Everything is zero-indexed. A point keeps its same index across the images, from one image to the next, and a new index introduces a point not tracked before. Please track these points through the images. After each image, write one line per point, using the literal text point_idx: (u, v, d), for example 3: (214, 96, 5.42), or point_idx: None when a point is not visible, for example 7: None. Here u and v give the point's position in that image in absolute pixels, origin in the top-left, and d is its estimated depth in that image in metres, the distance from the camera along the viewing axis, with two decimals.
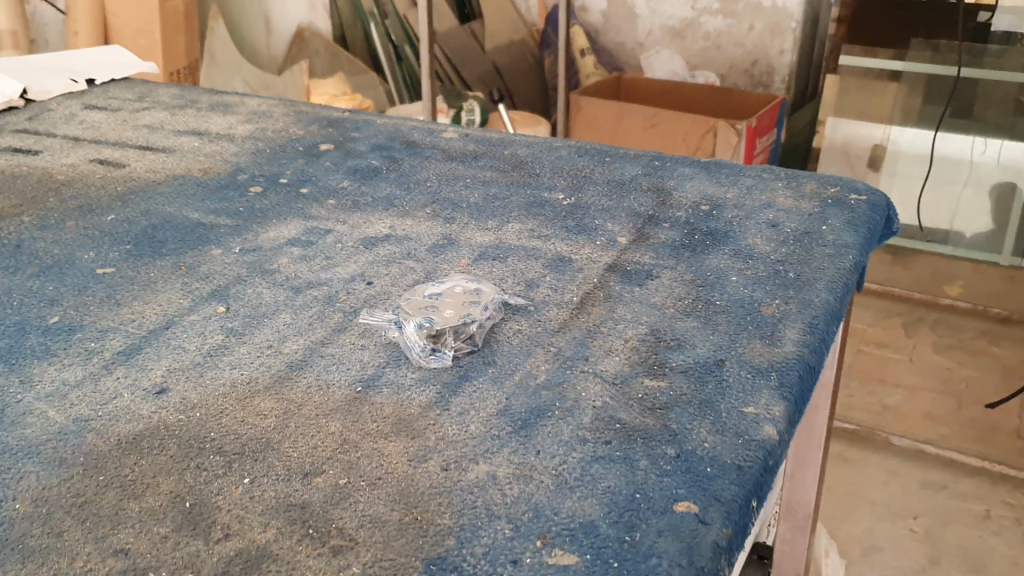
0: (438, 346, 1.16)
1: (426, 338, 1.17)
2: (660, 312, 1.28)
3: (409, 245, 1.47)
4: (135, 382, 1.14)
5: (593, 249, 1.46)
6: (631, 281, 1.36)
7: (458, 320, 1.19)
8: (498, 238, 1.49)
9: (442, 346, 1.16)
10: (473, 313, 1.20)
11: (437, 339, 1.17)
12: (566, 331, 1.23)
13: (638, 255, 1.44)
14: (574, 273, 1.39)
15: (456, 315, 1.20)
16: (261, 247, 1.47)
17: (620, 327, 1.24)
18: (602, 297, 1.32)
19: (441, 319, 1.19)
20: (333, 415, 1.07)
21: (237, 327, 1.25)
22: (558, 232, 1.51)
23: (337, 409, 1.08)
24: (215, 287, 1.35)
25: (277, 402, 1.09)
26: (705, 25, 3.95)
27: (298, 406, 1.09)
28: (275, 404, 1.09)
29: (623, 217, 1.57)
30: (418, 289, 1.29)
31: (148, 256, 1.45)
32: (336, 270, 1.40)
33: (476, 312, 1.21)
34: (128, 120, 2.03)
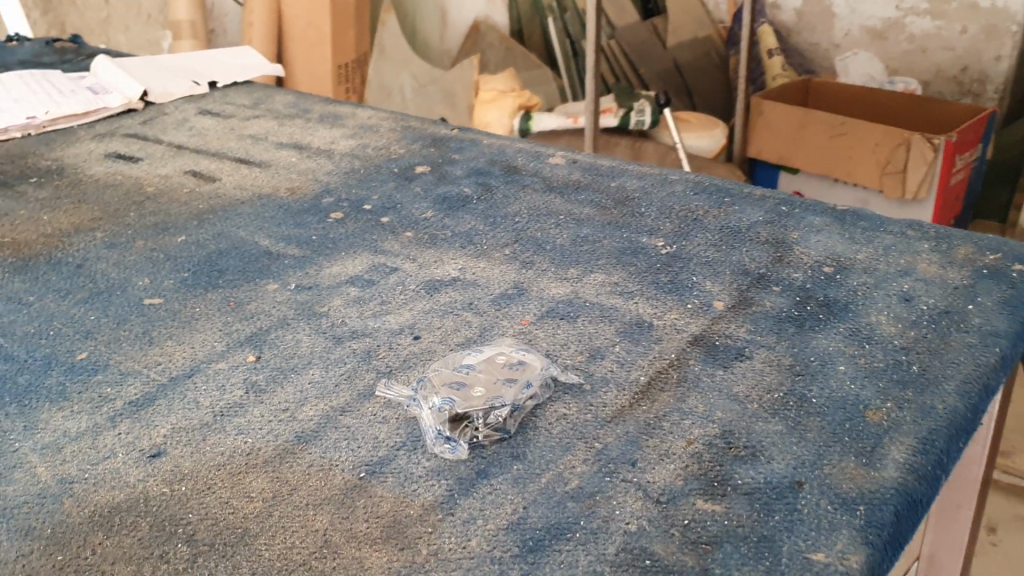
0: (456, 433, 1.00)
1: (447, 422, 1.01)
2: (739, 406, 1.07)
3: (475, 294, 1.32)
4: (134, 442, 1.04)
5: (680, 314, 1.27)
6: (714, 361, 1.16)
7: (486, 402, 1.03)
8: (576, 292, 1.33)
9: (459, 434, 1.00)
10: (504, 395, 1.04)
11: (458, 424, 1.01)
12: (619, 423, 1.04)
13: (733, 325, 1.23)
14: (651, 344, 1.20)
15: (484, 395, 1.03)
16: (320, 284, 1.36)
17: (685, 423, 1.05)
18: (674, 380, 1.12)
19: (466, 399, 1.03)
20: (324, 508, 0.93)
21: (260, 382, 1.13)
22: (645, 290, 1.33)
23: (331, 501, 0.94)
24: (255, 329, 1.25)
25: (269, 483, 0.97)
26: (911, 26, 3.55)
27: (290, 490, 0.96)
28: (267, 484, 0.96)
29: (727, 274, 1.36)
30: (452, 356, 1.13)
31: (201, 287, 1.36)
32: (386, 318, 1.27)
33: (508, 393, 1.04)
34: (236, 128, 1.99)
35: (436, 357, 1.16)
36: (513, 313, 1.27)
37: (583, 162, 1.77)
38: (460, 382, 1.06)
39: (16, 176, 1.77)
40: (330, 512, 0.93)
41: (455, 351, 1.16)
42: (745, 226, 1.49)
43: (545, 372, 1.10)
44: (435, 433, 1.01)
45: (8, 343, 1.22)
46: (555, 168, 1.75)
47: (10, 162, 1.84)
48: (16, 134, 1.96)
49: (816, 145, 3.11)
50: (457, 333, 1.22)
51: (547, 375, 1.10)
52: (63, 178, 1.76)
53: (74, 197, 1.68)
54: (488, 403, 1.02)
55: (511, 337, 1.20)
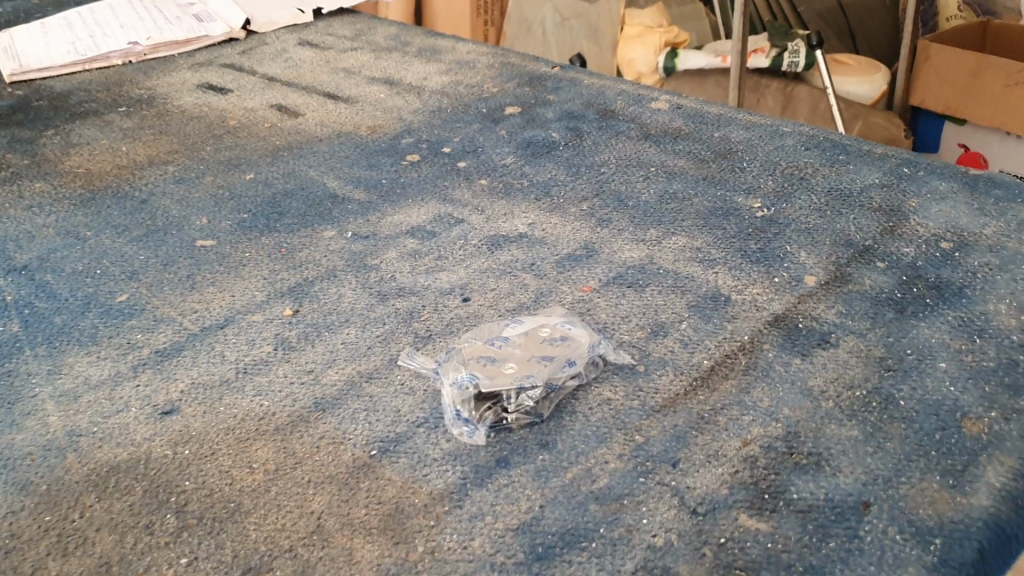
0: (477, 416, 0.91)
1: (470, 402, 0.92)
2: (812, 404, 0.93)
3: (538, 256, 1.22)
4: (151, 394, 1.00)
5: (763, 288, 1.12)
6: (791, 348, 1.01)
7: (516, 381, 0.92)
8: (650, 257, 1.19)
9: (479, 418, 0.91)
10: (535, 376, 0.93)
11: (480, 406, 0.92)
12: (667, 415, 0.92)
13: (822, 305, 1.08)
14: (723, 322, 1.06)
15: (516, 375, 0.93)
16: (379, 233, 1.30)
17: (743, 419, 0.91)
18: (740, 367, 0.99)
19: (493, 378, 0.93)
20: (327, 485, 0.85)
21: (290, 340, 1.07)
22: (729, 257, 1.18)
23: (336, 479, 0.86)
24: (298, 280, 1.19)
25: (276, 455, 0.90)
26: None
27: (295, 466, 0.88)
28: (274, 456, 0.90)
29: (827, 244, 1.20)
30: (490, 328, 1.03)
31: (255, 232, 1.31)
32: (438, 275, 1.19)
33: (540, 374, 0.94)
34: (331, 61, 1.93)
35: (476, 325, 1.07)
36: (576, 276, 1.17)
37: (688, 109, 1.61)
38: (490, 358, 0.96)
39: (107, 105, 1.76)
40: (333, 490, 0.85)
41: (496, 321, 1.07)
42: (858, 190, 1.31)
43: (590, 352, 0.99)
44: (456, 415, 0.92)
45: (55, 280, 1.20)
46: (656, 114, 1.60)
47: (105, 90, 1.84)
48: (118, 61, 1.97)
49: (990, 92, 2.57)
50: (497, 292, 1.14)
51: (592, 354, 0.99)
52: (151, 108, 1.74)
53: (157, 128, 1.65)
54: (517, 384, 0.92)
55: (563, 309, 1.09)
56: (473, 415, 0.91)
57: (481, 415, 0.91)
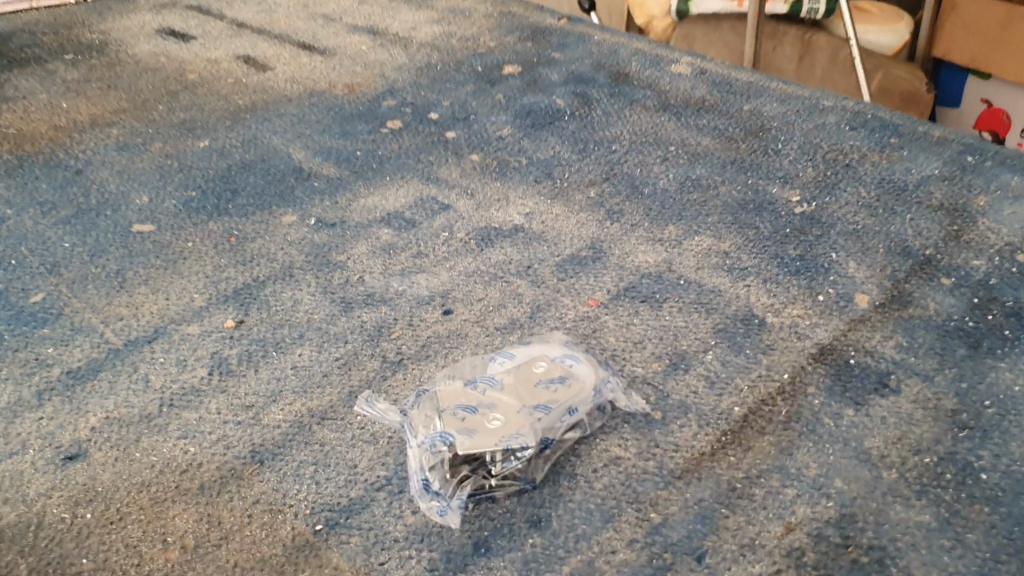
0: (447, 487, 0.72)
1: (441, 467, 0.72)
2: (871, 474, 0.74)
3: (535, 257, 1.03)
4: (55, 432, 0.82)
5: (806, 308, 0.92)
6: (842, 392, 0.82)
7: (501, 441, 0.72)
8: (669, 262, 1.00)
9: (450, 489, 0.72)
10: (525, 435, 0.73)
11: (455, 473, 0.72)
12: (689, 485, 0.74)
13: (878, 335, 0.89)
14: (758, 351, 0.87)
15: (501, 431, 0.73)
16: (348, 220, 1.10)
17: (784, 494, 0.73)
18: (779, 417, 0.80)
19: (471, 434, 0.72)
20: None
21: (230, 362, 0.89)
22: (763, 265, 0.99)
23: (266, 565, 0.70)
24: (248, 281, 1.00)
25: (196, 525, 0.73)
26: None
27: (218, 543, 0.72)
28: (194, 527, 0.73)
29: (881, 251, 1.00)
30: (475, 362, 0.83)
31: (203, 216, 1.11)
32: (416, 277, 1.00)
33: (531, 432, 0.73)
34: (310, 5, 1.71)
35: (455, 363, 0.86)
36: (579, 285, 0.97)
37: (713, 75, 1.40)
38: (470, 405, 0.75)
39: (53, 51, 1.55)
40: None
41: (481, 348, 0.88)
42: (915, 183, 1.11)
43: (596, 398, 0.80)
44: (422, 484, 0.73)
45: None
46: (676, 80, 1.39)
47: (52, 33, 1.62)
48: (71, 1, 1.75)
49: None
50: (484, 305, 0.95)
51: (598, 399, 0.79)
52: (101, 56, 1.53)
53: (105, 81, 1.44)
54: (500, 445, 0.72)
55: (565, 335, 0.89)
56: (444, 484, 0.72)
57: (453, 485, 0.72)
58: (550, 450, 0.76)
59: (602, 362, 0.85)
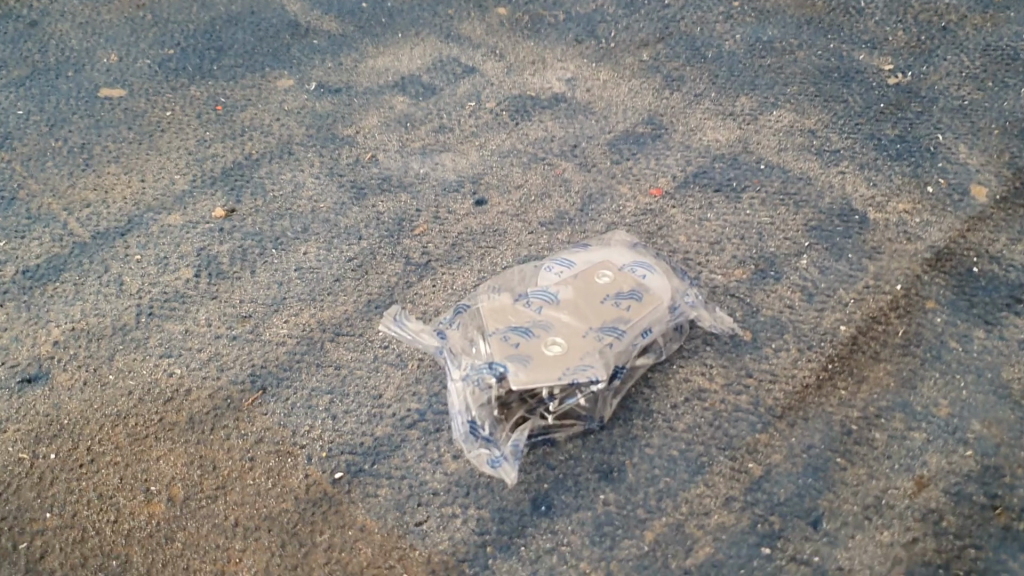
0: (496, 428, 0.57)
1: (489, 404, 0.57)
2: (1014, 414, 0.61)
3: (582, 133, 0.86)
4: (9, 346, 0.67)
5: (913, 203, 0.77)
6: (968, 309, 0.68)
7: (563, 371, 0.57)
8: (742, 144, 0.84)
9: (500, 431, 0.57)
10: (593, 364, 0.58)
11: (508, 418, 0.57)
12: (794, 427, 0.60)
13: (1003, 237, 0.74)
14: (861, 257, 0.72)
15: (563, 360, 0.58)
16: (355, 85, 0.93)
17: (911, 440, 0.59)
18: (894, 340, 0.66)
19: (527, 362, 0.57)
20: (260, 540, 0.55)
21: (221, 262, 0.73)
22: (857, 147, 0.83)
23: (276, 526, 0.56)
24: (239, 160, 0.84)
25: (186, 470, 0.59)
26: None
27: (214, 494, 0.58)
28: (183, 473, 0.59)
29: (994, 132, 0.84)
30: (523, 272, 0.68)
31: (183, 79, 0.94)
32: (439, 157, 0.83)
33: (599, 361, 0.59)
34: None
35: (496, 276, 0.69)
36: (637, 171, 0.82)
37: None
38: (523, 326, 0.60)
39: None
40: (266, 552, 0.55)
41: (526, 251, 0.73)
42: None
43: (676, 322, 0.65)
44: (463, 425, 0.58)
45: None
46: None
47: None
48: None
49: None
50: (524, 194, 0.79)
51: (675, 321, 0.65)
52: None
53: None
54: (562, 377, 0.57)
55: (628, 233, 0.74)
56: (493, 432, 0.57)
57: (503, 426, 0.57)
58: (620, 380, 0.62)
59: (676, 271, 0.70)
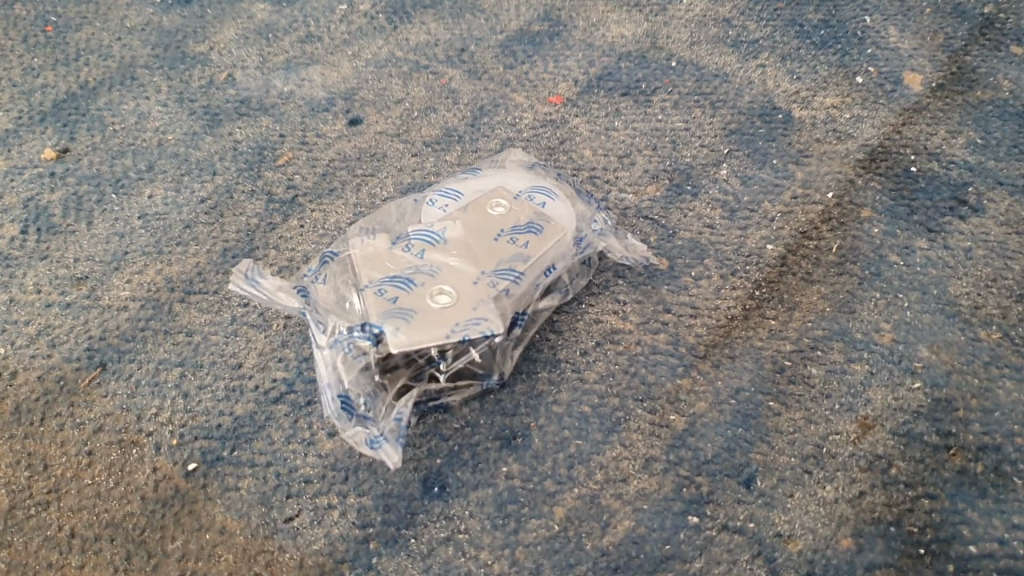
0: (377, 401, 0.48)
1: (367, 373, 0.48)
2: (963, 337, 0.54)
3: (470, 34, 0.75)
4: None
5: (841, 97, 0.69)
6: (908, 216, 0.60)
7: (451, 325, 0.48)
8: (651, 38, 0.75)
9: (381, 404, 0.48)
10: (486, 314, 0.49)
11: (388, 388, 0.48)
12: (720, 368, 0.53)
13: (941, 130, 0.66)
14: (787, 162, 0.64)
15: (450, 311, 0.49)
16: None
17: (852, 375, 0.52)
18: (827, 258, 0.58)
19: (408, 317, 0.48)
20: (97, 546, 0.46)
21: (52, 214, 0.62)
22: (777, 35, 0.74)
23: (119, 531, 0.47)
24: (73, 90, 0.72)
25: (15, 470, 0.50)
26: None
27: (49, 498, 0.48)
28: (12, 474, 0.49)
29: (926, 10, 0.76)
30: (402, 209, 0.58)
31: None
32: (307, 72, 0.72)
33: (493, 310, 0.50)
34: None
35: (370, 214, 0.60)
36: (534, 75, 0.72)
37: None
38: (403, 275, 0.51)
39: None
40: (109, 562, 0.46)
41: (409, 179, 0.64)
42: None
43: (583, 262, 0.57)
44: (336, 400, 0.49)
45: None
46: None
47: None
48: None
49: None
50: (405, 109, 0.69)
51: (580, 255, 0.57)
52: None
53: None
54: (450, 332, 0.48)
55: (525, 152, 0.65)
56: (369, 407, 0.48)
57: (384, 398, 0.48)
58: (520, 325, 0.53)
59: (582, 196, 0.61)
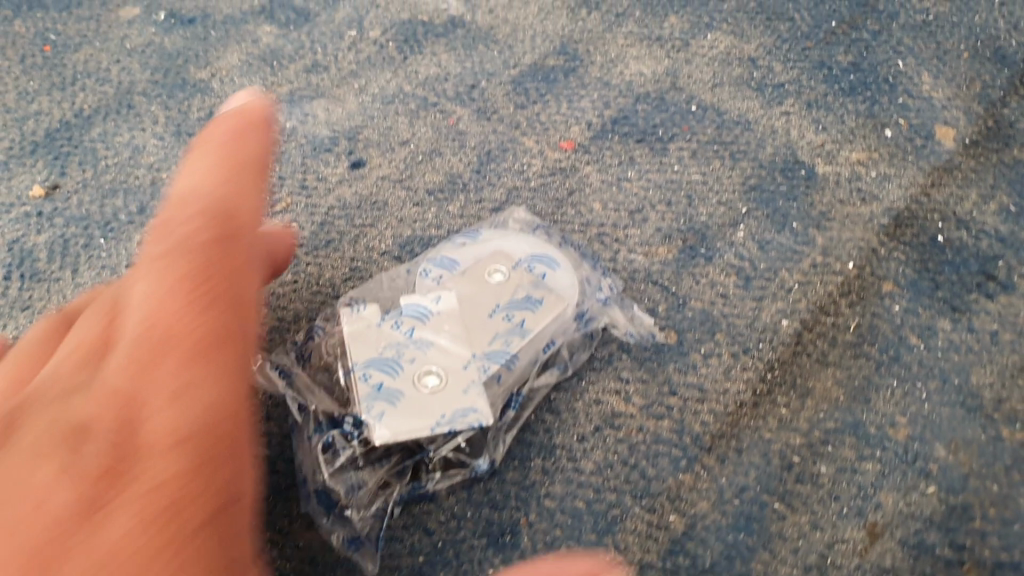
0: (357, 499, 0.47)
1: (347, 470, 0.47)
2: (984, 435, 0.50)
3: (482, 68, 0.72)
4: None
5: (868, 152, 0.65)
6: (932, 292, 0.57)
7: (436, 417, 0.46)
8: (671, 77, 0.71)
9: (360, 502, 0.47)
10: (474, 403, 0.47)
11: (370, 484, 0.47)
12: (724, 463, 0.50)
13: (972, 194, 0.62)
14: (807, 226, 0.61)
15: (435, 401, 0.47)
16: (213, 13, 0.78)
17: (863, 475, 0.49)
18: (845, 337, 0.55)
19: (393, 405, 0.46)
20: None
21: (37, 258, 0.60)
22: (803, 79, 0.71)
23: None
24: (68, 119, 0.69)
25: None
26: None
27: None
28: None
29: (963, 56, 0.72)
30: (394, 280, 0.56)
31: (3, 11, 0.79)
32: (310, 106, 0.70)
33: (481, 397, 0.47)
34: None
35: (362, 283, 0.57)
36: (546, 117, 0.69)
37: None
38: (390, 356, 0.49)
39: None
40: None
41: (409, 231, 0.61)
42: None
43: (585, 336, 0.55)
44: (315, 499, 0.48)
45: None
46: None
47: None
48: None
49: None
50: (409, 151, 0.66)
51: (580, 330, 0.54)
52: None
53: None
54: (434, 427, 0.46)
55: (529, 212, 0.62)
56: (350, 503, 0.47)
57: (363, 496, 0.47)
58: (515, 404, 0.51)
59: (584, 265, 0.58)
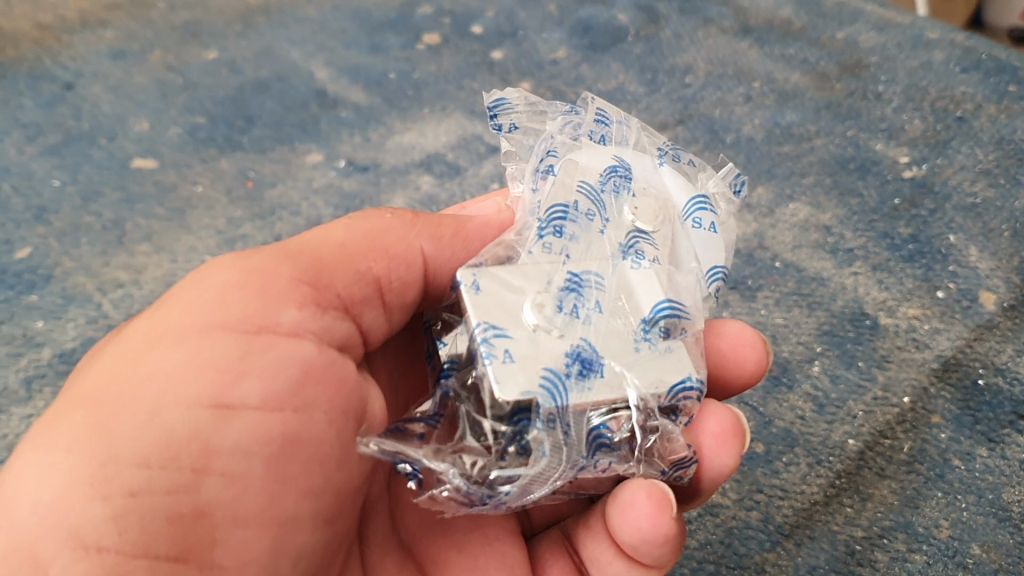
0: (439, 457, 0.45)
1: (561, 449, 0.44)
2: (1012, 540, 0.62)
3: None
4: None
5: (922, 309, 0.79)
6: (972, 425, 0.70)
7: (512, 325, 0.46)
8: (760, 236, 0.87)
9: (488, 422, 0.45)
10: (520, 295, 0.47)
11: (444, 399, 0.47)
12: (800, 546, 0.63)
13: (1008, 349, 0.75)
14: (871, 366, 0.74)
15: (548, 328, 0.46)
16: (381, 163, 0.96)
17: (912, 563, 0.62)
18: (899, 455, 0.68)
19: (581, 393, 0.45)
20: (248, 437, 0.44)
21: None
22: (870, 246, 0.86)
23: None
24: (268, 240, 0.87)
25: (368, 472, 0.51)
26: None
27: (321, 496, 0.46)
28: (377, 484, 0.56)
29: (1005, 234, 0.86)
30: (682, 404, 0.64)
31: (211, 150, 0.98)
32: None
33: (533, 284, 0.48)
34: None
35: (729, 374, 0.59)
36: None
37: None
38: (697, 393, 0.47)
39: None
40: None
41: None
42: None
43: (583, 154, 0.56)
44: (634, 500, 0.49)
45: None
46: None
47: None
48: None
49: None
50: None
51: (540, 160, 0.56)
52: None
53: None
54: (474, 324, 0.45)
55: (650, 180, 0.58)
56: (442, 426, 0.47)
57: (467, 461, 0.45)
58: (566, 220, 0.52)
59: (547, 112, 0.61)
